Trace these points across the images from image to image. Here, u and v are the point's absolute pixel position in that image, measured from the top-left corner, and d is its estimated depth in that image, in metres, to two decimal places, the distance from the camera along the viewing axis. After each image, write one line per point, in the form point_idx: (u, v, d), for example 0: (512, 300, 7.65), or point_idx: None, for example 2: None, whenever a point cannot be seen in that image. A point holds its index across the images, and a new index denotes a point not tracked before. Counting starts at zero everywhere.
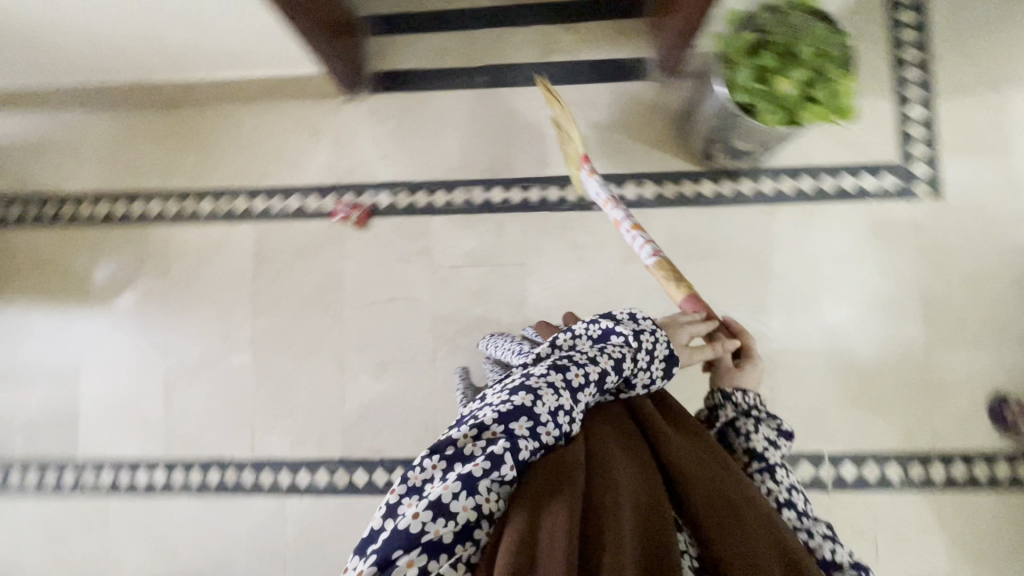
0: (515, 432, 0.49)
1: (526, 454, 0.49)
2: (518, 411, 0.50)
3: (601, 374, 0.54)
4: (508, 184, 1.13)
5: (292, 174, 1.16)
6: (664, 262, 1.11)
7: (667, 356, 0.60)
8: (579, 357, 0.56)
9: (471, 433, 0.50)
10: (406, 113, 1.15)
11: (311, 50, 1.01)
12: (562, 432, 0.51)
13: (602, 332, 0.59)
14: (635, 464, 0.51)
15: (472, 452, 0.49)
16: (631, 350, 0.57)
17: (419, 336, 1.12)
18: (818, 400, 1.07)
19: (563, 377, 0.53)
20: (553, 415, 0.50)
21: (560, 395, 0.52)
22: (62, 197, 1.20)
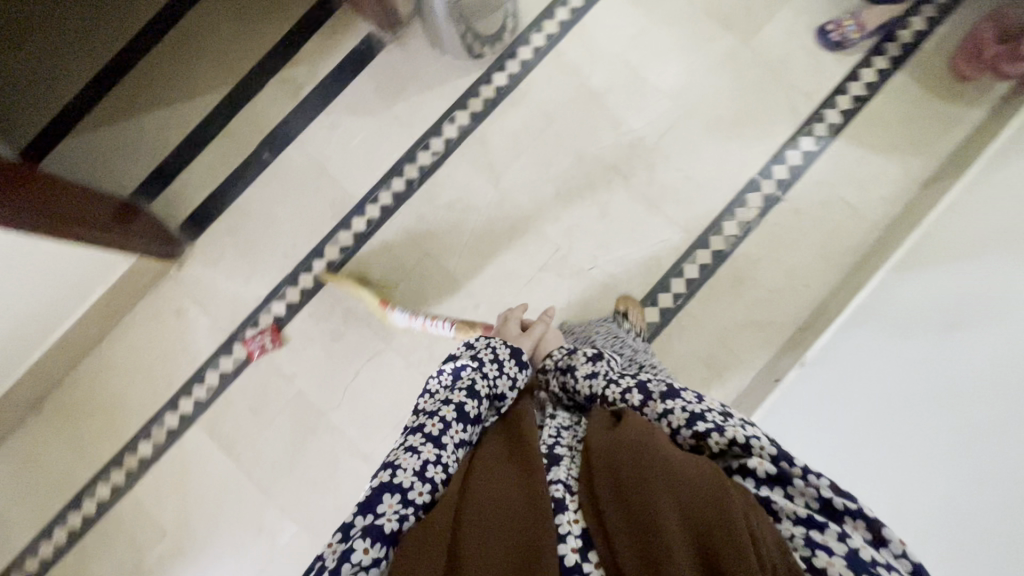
0: (382, 513, 0.46)
1: (395, 524, 0.46)
2: (380, 491, 0.48)
3: (457, 408, 0.57)
4: (360, 209, 1.15)
5: (192, 357, 1.13)
6: (523, 155, 1.14)
7: (511, 352, 0.67)
8: (430, 405, 0.58)
9: (335, 540, 0.45)
10: (235, 231, 1.15)
11: (103, 245, 0.96)
12: (437, 483, 0.50)
13: (452, 372, 0.62)
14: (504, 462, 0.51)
15: (332, 559, 0.44)
16: (478, 376, 0.61)
17: (403, 378, 1.10)
18: (716, 146, 1.13)
19: (423, 432, 0.54)
20: (419, 472, 0.50)
21: (422, 451, 0.52)
22: (17, 561, 1.09)
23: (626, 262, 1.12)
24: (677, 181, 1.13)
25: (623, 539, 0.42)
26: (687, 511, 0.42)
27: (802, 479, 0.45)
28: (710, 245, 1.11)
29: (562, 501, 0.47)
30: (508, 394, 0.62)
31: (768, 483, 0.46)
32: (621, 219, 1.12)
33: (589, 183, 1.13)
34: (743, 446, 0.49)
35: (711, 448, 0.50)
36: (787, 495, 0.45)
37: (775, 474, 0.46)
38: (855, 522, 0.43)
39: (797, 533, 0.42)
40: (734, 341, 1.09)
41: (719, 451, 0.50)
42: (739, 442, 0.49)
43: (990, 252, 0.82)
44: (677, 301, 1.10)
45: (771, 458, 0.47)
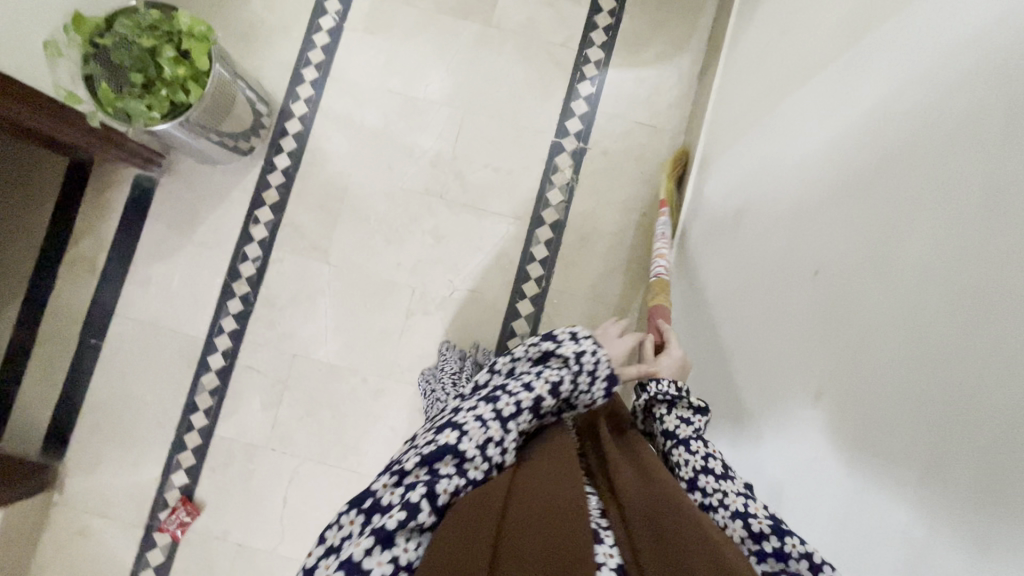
0: (438, 472, 0.46)
1: (447, 498, 0.45)
2: (442, 449, 0.47)
3: (535, 403, 0.51)
4: (211, 346, 1.11)
5: (118, 567, 1.07)
6: (338, 221, 1.13)
7: (611, 375, 0.54)
8: (509, 383, 0.52)
9: (390, 481, 0.46)
10: (101, 426, 1.10)
11: None
12: (492, 465, 0.48)
13: (540, 353, 0.54)
14: (559, 472, 0.48)
15: (391, 501, 0.44)
16: (569, 374, 0.52)
17: (329, 481, 1.08)
18: (507, 127, 1.15)
19: (494, 407, 0.50)
20: (481, 448, 0.48)
21: (489, 428, 0.49)
22: None
23: (481, 271, 1.12)
24: (489, 176, 1.14)
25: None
26: None
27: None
28: (546, 220, 1.13)
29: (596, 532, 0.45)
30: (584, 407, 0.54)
31: None
32: (457, 235, 1.13)
33: (412, 216, 1.13)
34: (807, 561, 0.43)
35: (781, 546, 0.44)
36: None
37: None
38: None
39: None
40: (607, 294, 1.11)
41: (782, 554, 0.44)
42: (811, 559, 0.43)
43: (751, 129, 0.86)
44: (541, 283, 1.12)
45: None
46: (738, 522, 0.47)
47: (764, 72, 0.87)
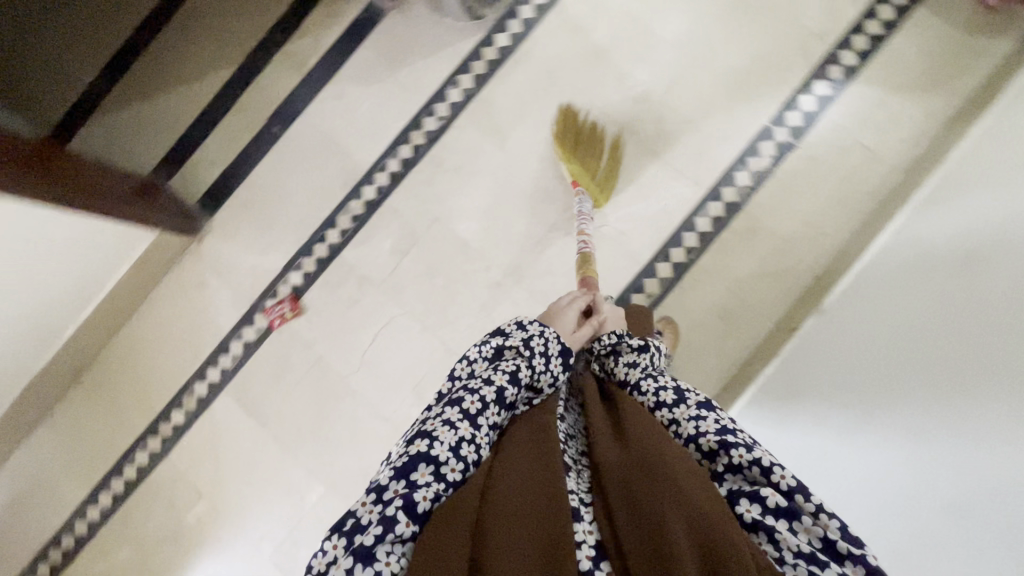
0: (415, 482, 0.54)
1: (427, 504, 0.53)
2: (416, 461, 0.55)
3: (497, 391, 0.62)
4: (369, 177, 1.16)
5: (216, 328, 1.17)
6: (527, 115, 1.13)
7: (561, 347, 0.69)
8: (471, 383, 0.63)
9: (370, 500, 0.53)
10: (249, 204, 1.17)
11: (120, 216, 0.99)
12: (467, 462, 0.58)
13: (494, 348, 0.69)
14: (533, 452, 0.59)
15: (369, 519, 0.51)
16: (524, 364, 0.65)
17: (419, 341, 1.13)
18: (724, 94, 1.10)
19: (461, 410, 0.60)
20: (455, 450, 0.57)
21: (459, 427, 0.59)
22: (71, 522, 1.19)
23: (637, 218, 1.10)
24: (685, 133, 1.11)
25: (631, 547, 0.50)
26: (689, 529, 0.49)
27: (812, 517, 0.51)
28: (722, 198, 1.10)
29: (576, 512, 0.55)
30: (546, 387, 0.67)
31: (776, 512, 0.52)
32: (630, 175, 1.11)
33: (596, 138, 1.12)
34: (760, 468, 0.54)
35: (733, 461, 0.57)
36: (793, 527, 0.51)
37: (785, 509, 0.52)
38: (853, 567, 0.48)
39: (799, 565, 0.49)
40: (748, 293, 1.08)
41: (737, 465, 0.56)
42: (761, 464, 0.55)
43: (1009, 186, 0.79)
44: (690, 254, 1.09)
45: (785, 491, 0.53)
46: (692, 448, 0.60)
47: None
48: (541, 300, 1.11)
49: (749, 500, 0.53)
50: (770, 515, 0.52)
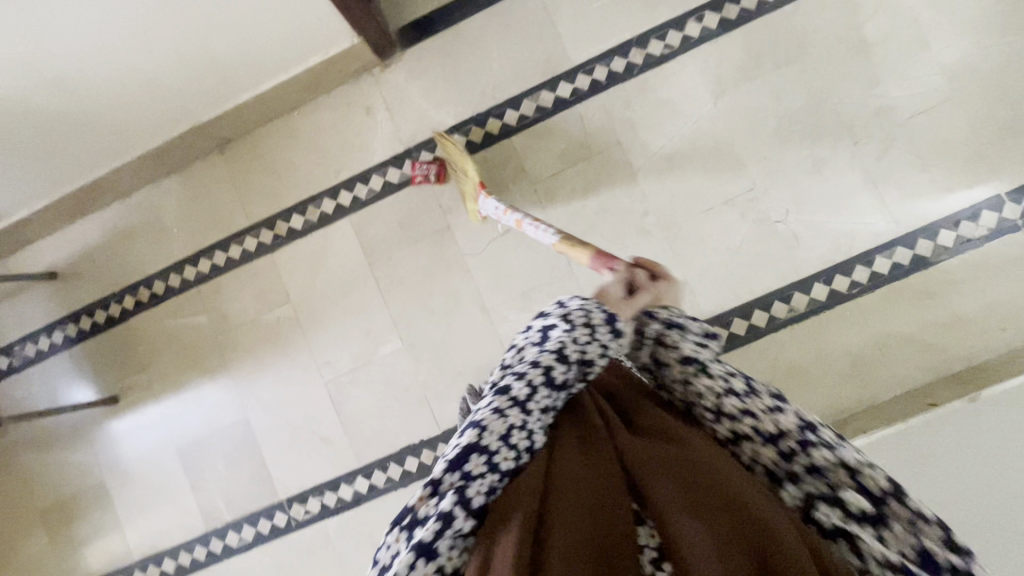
0: (469, 474, 0.47)
1: (480, 498, 0.46)
2: (466, 450, 0.48)
3: (546, 373, 0.52)
4: (571, 76, 1.11)
5: (365, 157, 1.17)
6: (757, 81, 1.05)
7: (606, 318, 0.56)
8: (517, 366, 0.54)
9: (424, 493, 0.47)
10: (445, 52, 1.14)
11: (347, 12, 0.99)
12: (518, 451, 0.49)
13: (540, 331, 0.56)
14: (591, 463, 0.47)
15: (425, 513, 0.46)
16: (570, 339, 0.54)
17: (548, 252, 1.11)
18: (972, 144, 1.00)
19: (507, 398, 0.51)
20: (506, 439, 0.49)
21: (509, 415, 0.50)
22: (161, 273, 1.24)
23: (818, 230, 1.03)
24: (910, 167, 1.02)
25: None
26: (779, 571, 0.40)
27: (902, 522, 0.47)
28: (915, 247, 1.01)
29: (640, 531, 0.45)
30: (598, 362, 0.55)
31: (856, 518, 0.48)
32: (832, 185, 1.03)
33: (816, 133, 1.04)
34: (848, 471, 0.49)
35: (811, 462, 0.49)
36: (877, 535, 0.48)
37: (870, 514, 0.48)
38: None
39: None
40: (894, 352, 1.01)
41: (815, 467, 0.49)
42: (847, 464, 0.49)
43: None
44: (854, 287, 1.02)
45: (873, 496, 0.48)
46: (771, 444, 0.51)
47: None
48: (684, 266, 1.07)
49: (829, 505, 0.48)
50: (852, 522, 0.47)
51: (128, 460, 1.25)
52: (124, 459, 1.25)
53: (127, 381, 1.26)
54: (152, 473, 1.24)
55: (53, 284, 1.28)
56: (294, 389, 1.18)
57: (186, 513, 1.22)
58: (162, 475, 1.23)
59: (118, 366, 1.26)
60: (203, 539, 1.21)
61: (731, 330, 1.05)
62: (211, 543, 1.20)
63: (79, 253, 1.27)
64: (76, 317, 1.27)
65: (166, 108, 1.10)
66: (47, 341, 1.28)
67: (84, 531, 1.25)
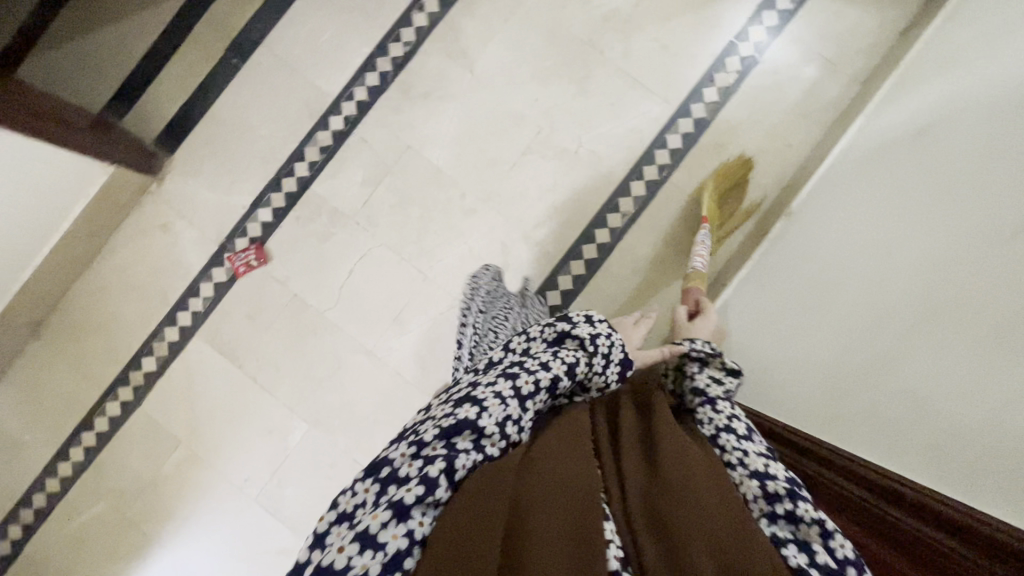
0: (455, 447, 0.42)
1: (465, 473, 0.41)
2: (459, 425, 0.42)
3: (554, 381, 0.47)
4: (336, 107, 1.13)
5: (183, 271, 1.13)
6: (496, 37, 1.11)
7: (624, 359, 0.52)
8: (533, 360, 0.48)
9: (407, 449, 0.41)
10: (211, 141, 1.13)
11: (77, 147, 0.96)
12: (507, 444, 0.44)
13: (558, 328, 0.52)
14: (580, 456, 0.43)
15: (408, 473, 0.40)
16: (583, 357, 0.49)
17: (397, 272, 1.11)
18: (690, 10, 1.11)
19: (513, 385, 0.46)
20: (503, 427, 0.44)
21: (511, 408, 0.44)
22: (36, 484, 1.14)
23: (610, 137, 1.11)
24: (653, 51, 1.11)
25: None
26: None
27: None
28: (691, 114, 1.11)
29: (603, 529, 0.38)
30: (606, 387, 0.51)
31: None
32: (601, 96, 1.11)
33: (567, 58, 1.11)
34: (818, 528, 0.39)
35: (793, 510, 0.40)
36: None
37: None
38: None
39: None
40: (720, 206, 1.10)
41: (791, 509, 0.40)
42: (822, 523, 0.38)
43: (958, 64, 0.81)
44: (663, 170, 1.11)
45: (840, 563, 0.37)
46: (751, 479, 0.43)
47: (991, 16, 0.79)
48: (519, 223, 1.11)
49: (794, 548, 0.38)
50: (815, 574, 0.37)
51: None
52: None
53: None
54: None
55: None
56: (228, 523, 1.12)
57: None
58: None
59: None
60: None
61: (585, 258, 1.11)
62: None
63: None
64: None
65: None
66: None
67: None
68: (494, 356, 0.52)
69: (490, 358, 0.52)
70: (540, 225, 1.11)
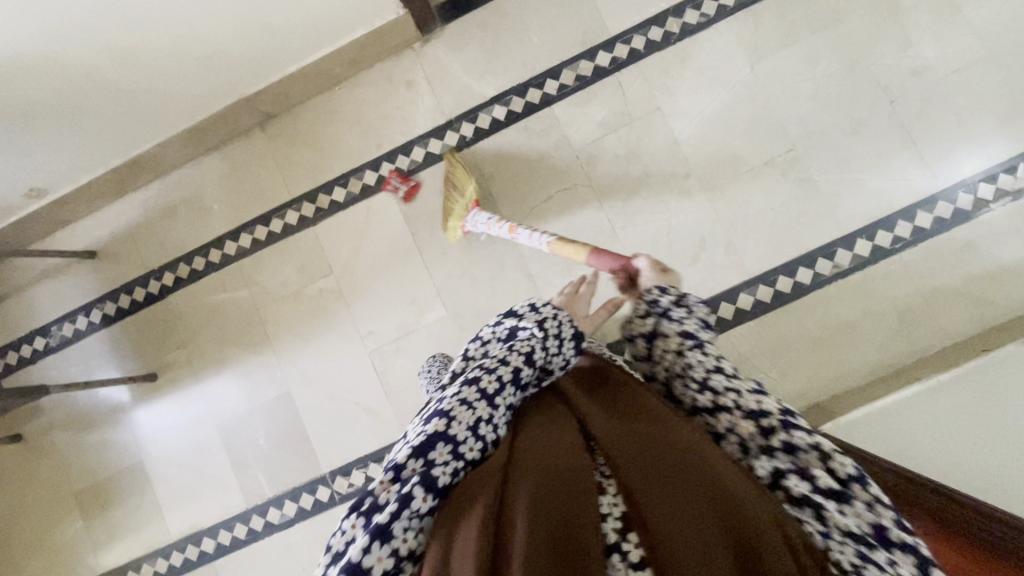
0: (432, 461, 0.49)
1: (445, 480, 0.49)
2: (434, 439, 0.50)
3: (515, 371, 0.56)
4: (610, 46, 1.14)
5: (406, 129, 1.19)
6: (793, 45, 1.08)
7: (576, 332, 0.64)
8: (489, 362, 0.59)
9: (387, 478, 0.48)
10: (484, 26, 1.17)
11: None
12: (483, 443, 0.52)
13: (508, 330, 0.64)
14: (552, 438, 0.49)
15: (386, 499, 0.47)
16: (541, 345, 0.60)
17: (591, 217, 1.12)
18: (1004, 101, 1.03)
19: (477, 388, 0.55)
20: (473, 430, 0.51)
21: (476, 407, 0.53)
22: (202, 249, 1.25)
23: (858, 187, 1.06)
24: (944, 123, 1.04)
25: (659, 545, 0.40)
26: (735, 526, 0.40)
27: (863, 507, 0.45)
28: (956, 201, 1.03)
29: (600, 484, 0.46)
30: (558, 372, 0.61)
31: (825, 495, 0.45)
32: (869, 144, 1.06)
33: (852, 93, 1.06)
34: (819, 455, 0.47)
35: (788, 440, 0.49)
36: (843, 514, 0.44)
37: (837, 494, 0.45)
38: (901, 556, 0.43)
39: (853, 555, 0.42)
40: (942, 305, 1.02)
41: (789, 445, 0.49)
42: (821, 450, 0.48)
43: None
44: (898, 242, 1.04)
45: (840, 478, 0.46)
46: (746, 419, 0.51)
47: None
48: (728, 226, 1.08)
49: (798, 479, 0.46)
50: (821, 497, 0.45)
51: (167, 439, 1.24)
52: (163, 438, 1.24)
53: (164, 359, 1.25)
54: (192, 451, 1.23)
55: (92, 263, 1.28)
56: (337, 362, 1.18)
57: (228, 491, 1.21)
58: (202, 453, 1.23)
59: (156, 343, 1.26)
60: (244, 517, 1.20)
61: (776, 289, 1.06)
62: (252, 521, 1.19)
63: (118, 232, 1.28)
64: (115, 296, 1.27)
65: (212, 82, 1.12)
66: (85, 321, 1.28)
67: (122, 512, 1.24)
68: (457, 368, 0.63)
69: (455, 371, 0.63)
70: (747, 237, 1.07)
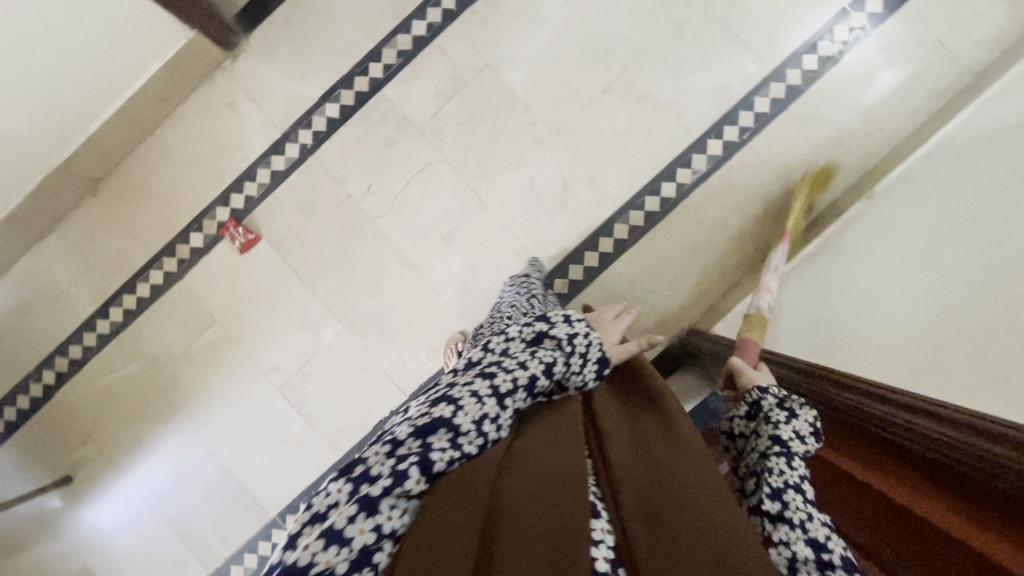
0: (431, 444, 0.44)
1: (443, 465, 0.44)
2: (435, 423, 0.45)
3: (531, 378, 0.51)
4: (421, 12, 1.09)
5: (243, 154, 1.13)
6: None
7: (600, 357, 0.57)
8: (507, 361, 0.53)
9: (383, 450, 0.43)
10: (289, 26, 1.11)
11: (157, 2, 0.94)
12: (483, 442, 0.47)
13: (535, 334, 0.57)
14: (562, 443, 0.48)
15: (380, 470, 0.42)
16: (561, 357, 0.54)
17: (453, 191, 1.10)
18: None
19: (490, 385, 0.50)
20: (478, 424, 0.47)
21: (486, 403, 0.48)
22: (75, 336, 1.17)
23: (695, 90, 1.06)
24: (758, 5, 1.05)
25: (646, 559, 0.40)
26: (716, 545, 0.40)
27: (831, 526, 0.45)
28: (787, 79, 1.06)
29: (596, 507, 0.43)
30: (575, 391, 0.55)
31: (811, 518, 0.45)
32: (694, 45, 1.06)
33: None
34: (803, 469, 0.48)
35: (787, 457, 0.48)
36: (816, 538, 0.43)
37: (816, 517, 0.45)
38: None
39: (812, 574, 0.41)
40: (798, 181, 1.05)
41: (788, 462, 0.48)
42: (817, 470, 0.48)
43: None
44: (744, 132, 1.06)
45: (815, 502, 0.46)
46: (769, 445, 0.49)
47: None
48: (586, 163, 1.08)
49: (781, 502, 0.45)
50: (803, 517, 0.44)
51: (106, 534, 1.19)
52: (101, 534, 1.20)
53: (74, 457, 1.19)
54: (135, 537, 1.19)
55: None
56: (250, 406, 1.15)
57: (184, 564, 1.18)
58: (146, 537, 1.19)
59: (60, 445, 1.19)
60: None
61: (646, 210, 1.08)
62: None
63: None
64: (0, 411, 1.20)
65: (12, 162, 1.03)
66: None
67: None
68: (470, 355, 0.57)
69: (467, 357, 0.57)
70: (607, 168, 1.08)
